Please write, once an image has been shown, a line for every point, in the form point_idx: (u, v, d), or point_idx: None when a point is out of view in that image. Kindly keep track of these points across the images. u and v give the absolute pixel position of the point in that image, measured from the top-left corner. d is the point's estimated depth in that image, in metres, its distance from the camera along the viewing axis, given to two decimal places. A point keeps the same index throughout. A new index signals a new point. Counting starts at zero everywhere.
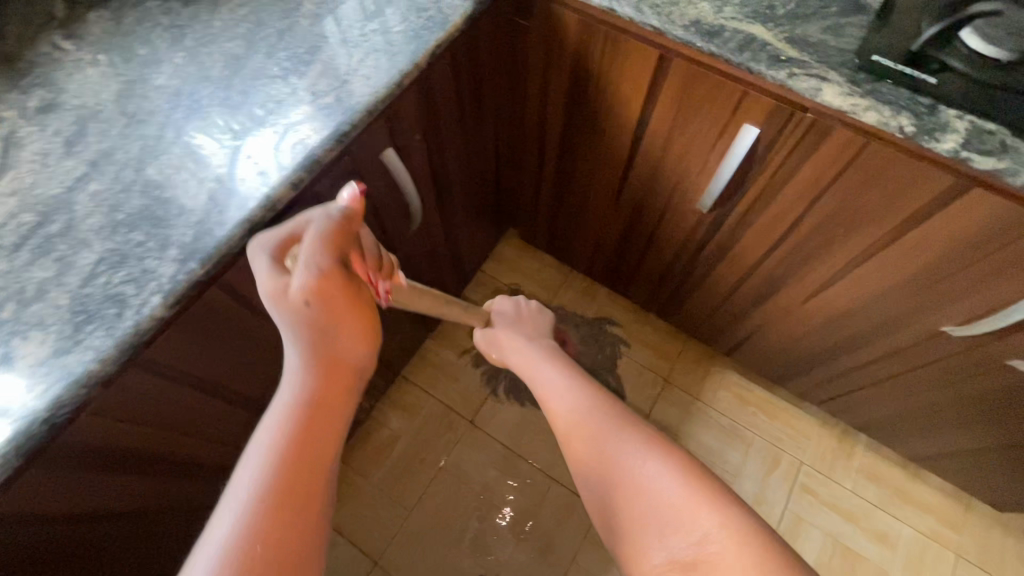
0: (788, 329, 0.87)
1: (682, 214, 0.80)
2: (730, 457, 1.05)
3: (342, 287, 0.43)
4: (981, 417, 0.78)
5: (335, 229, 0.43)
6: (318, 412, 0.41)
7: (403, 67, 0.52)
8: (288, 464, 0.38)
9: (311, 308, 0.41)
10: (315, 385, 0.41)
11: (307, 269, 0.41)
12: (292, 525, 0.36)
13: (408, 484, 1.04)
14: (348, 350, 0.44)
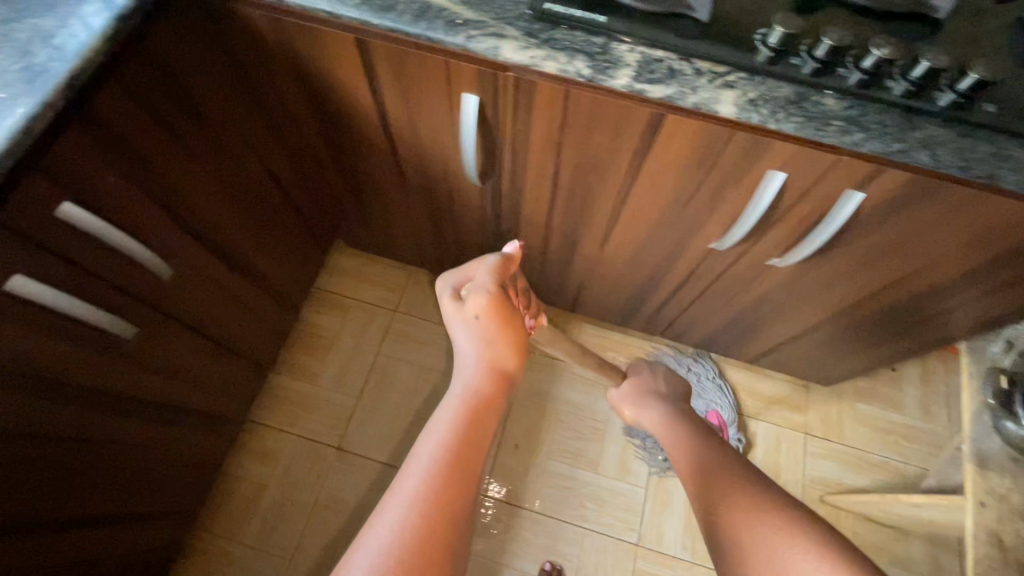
0: (607, 276, 0.89)
1: (466, 191, 0.78)
2: (600, 406, 1.08)
3: (495, 309, 0.62)
4: (776, 313, 0.85)
5: (500, 267, 0.66)
6: (485, 398, 0.56)
7: (28, 109, 0.45)
8: (461, 431, 0.52)
9: (479, 321, 0.61)
10: (494, 371, 0.59)
11: (478, 296, 0.62)
12: (459, 471, 0.48)
13: (284, 533, 0.97)
14: (501, 359, 0.61)
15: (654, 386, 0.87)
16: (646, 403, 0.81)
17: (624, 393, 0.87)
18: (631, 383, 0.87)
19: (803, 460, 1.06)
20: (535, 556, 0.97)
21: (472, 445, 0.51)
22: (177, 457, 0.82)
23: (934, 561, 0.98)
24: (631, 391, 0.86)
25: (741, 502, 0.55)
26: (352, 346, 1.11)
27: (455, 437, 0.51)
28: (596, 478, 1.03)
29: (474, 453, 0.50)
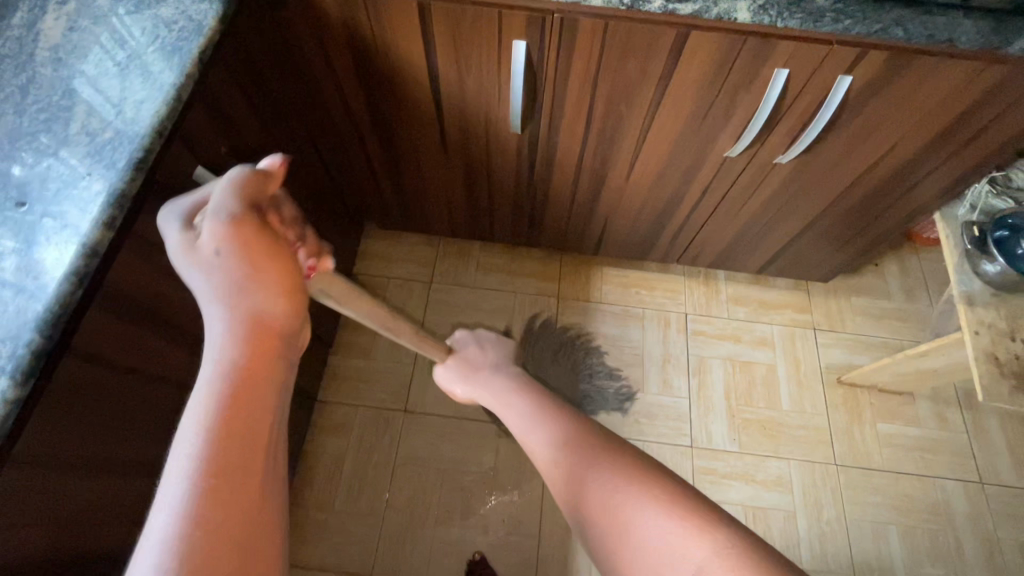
0: (629, 206, 1.00)
1: (504, 143, 0.87)
2: (634, 335, 1.19)
3: (245, 234, 0.38)
4: (782, 216, 0.98)
5: (248, 180, 0.39)
6: (243, 373, 0.37)
7: (176, 81, 0.52)
8: (222, 421, 0.36)
9: (223, 263, 0.38)
10: (260, 329, 0.39)
11: (213, 227, 0.37)
12: (226, 475, 0.35)
13: (371, 495, 1.02)
14: (265, 305, 0.39)
15: (482, 355, 0.79)
16: (481, 375, 0.75)
17: (449, 371, 0.78)
18: (460, 360, 0.78)
19: (817, 351, 1.20)
20: None
21: (243, 432, 0.36)
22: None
23: (940, 414, 1.14)
24: (457, 367, 0.77)
25: (598, 481, 0.55)
26: None
27: (222, 425, 0.35)
28: (642, 396, 1.13)
29: (252, 439, 0.36)
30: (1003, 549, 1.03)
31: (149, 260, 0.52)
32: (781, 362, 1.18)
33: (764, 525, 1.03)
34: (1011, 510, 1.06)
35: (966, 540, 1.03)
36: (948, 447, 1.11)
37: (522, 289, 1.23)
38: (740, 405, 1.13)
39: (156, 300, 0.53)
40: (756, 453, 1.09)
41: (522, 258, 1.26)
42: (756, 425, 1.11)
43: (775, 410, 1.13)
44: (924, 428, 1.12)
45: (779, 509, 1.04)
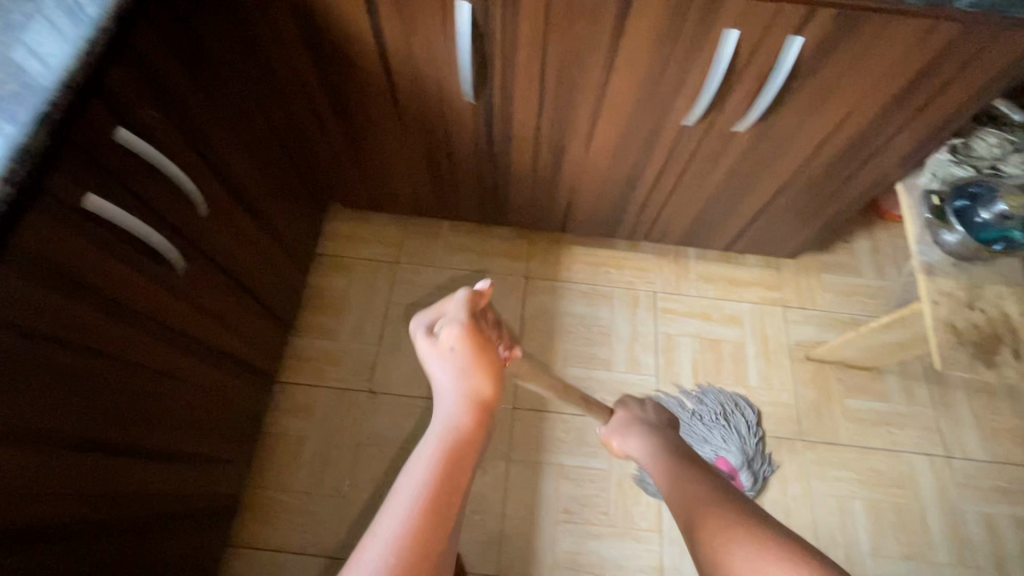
0: (593, 181, 0.99)
1: (460, 114, 0.86)
2: (603, 314, 1.18)
3: (475, 341, 0.55)
4: (744, 188, 0.97)
5: (476, 296, 0.57)
6: (465, 435, 0.52)
7: (89, 34, 0.50)
8: (443, 472, 0.48)
9: (455, 356, 0.55)
10: (472, 407, 0.54)
11: (452, 328, 0.55)
12: (433, 518, 0.45)
13: (334, 475, 1.01)
14: (482, 391, 0.55)
15: (646, 413, 0.76)
16: (637, 432, 0.72)
17: (614, 423, 0.75)
18: (622, 414, 0.75)
19: (786, 328, 1.19)
20: (570, 451, 1.05)
21: (455, 482, 0.48)
22: (223, 405, 0.85)
23: (908, 389, 1.13)
24: (623, 421, 0.74)
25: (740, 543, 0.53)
26: (363, 299, 1.17)
27: (438, 474, 0.48)
28: (610, 375, 1.12)
29: (456, 483, 0.48)
30: (968, 521, 1.03)
31: (67, 223, 0.50)
32: (750, 339, 1.17)
33: None
34: (976, 483, 1.06)
35: (931, 513, 1.03)
36: (915, 421, 1.11)
37: (490, 269, 1.21)
38: (708, 382, 1.13)
39: (75, 263, 0.52)
40: (724, 429, 1.08)
41: (491, 238, 1.24)
42: (724, 402, 1.11)
43: (743, 386, 1.13)
44: (891, 403, 1.12)
45: (746, 485, 1.04)
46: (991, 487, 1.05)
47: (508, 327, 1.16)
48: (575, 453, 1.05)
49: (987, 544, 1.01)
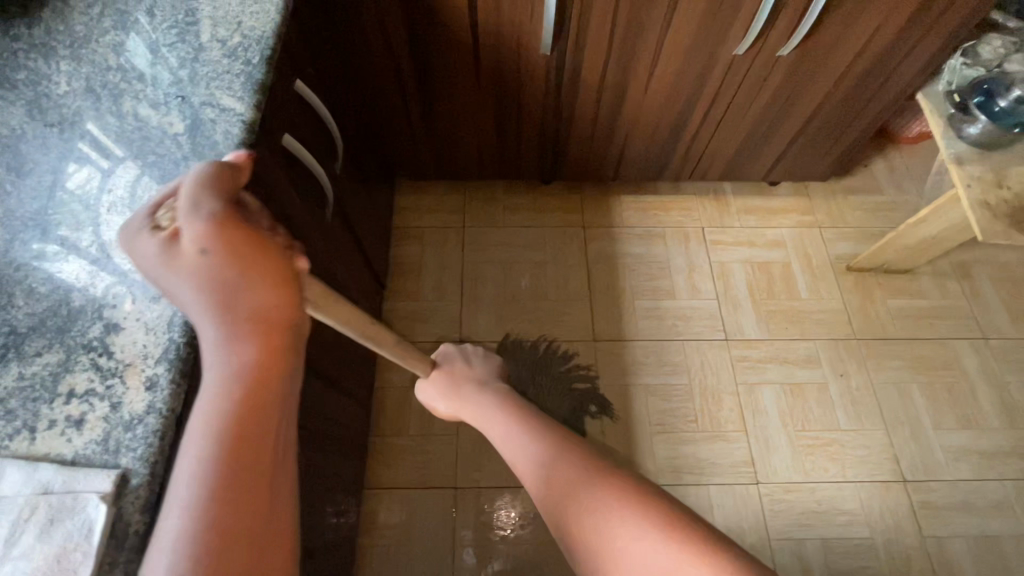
0: (647, 121, 1.10)
1: (533, 68, 0.96)
2: (658, 250, 1.29)
3: (232, 236, 0.35)
4: (783, 114, 1.09)
5: (224, 175, 0.36)
6: (256, 389, 0.36)
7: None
8: (231, 429, 0.35)
9: (209, 266, 0.35)
10: (266, 333, 0.37)
11: (189, 231, 0.35)
12: (240, 489, 0.34)
13: (443, 416, 1.10)
14: (271, 299, 0.37)
15: (470, 367, 0.75)
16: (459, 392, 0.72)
17: (433, 389, 0.75)
18: (442, 376, 0.74)
19: (824, 245, 1.31)
20: (653, 372, 1.15)
21: (249, 449, 0.35)
22: (355, 354, 0.93)
23: (942, 285, 1.25)
24: (445, 379, 0.73)
25: (585, 495, 0.54)
26: (438, 262, 1.26)
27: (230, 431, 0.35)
28: (676, 303, 1.22)
29: (255, 440, 0.35)
30: (1012, 389, 1.15)
31: (278, 158, 0.59)
32: (794, 258, 1.29)
33: (802, 397, 1.13)
34: (1014, 358, 1.18)
35: (980, 387, 1.15)
36: (953, 311, 1.23)
37: (550, 223, 1.31)
38: (764, 299, 1.23)
39: (284, 193, 0.61)
40: (785, 337, 1.19)
41: (546, 196, 1.34)
42: (781, 314, 1.22)
43: (796, 300, 1.24)
44: (929, 298, 1.24)
45: (814, 383, 1.14)
46: None
47: (574, 272, 1.26)
48: (657, 373, 1.15)
49: None
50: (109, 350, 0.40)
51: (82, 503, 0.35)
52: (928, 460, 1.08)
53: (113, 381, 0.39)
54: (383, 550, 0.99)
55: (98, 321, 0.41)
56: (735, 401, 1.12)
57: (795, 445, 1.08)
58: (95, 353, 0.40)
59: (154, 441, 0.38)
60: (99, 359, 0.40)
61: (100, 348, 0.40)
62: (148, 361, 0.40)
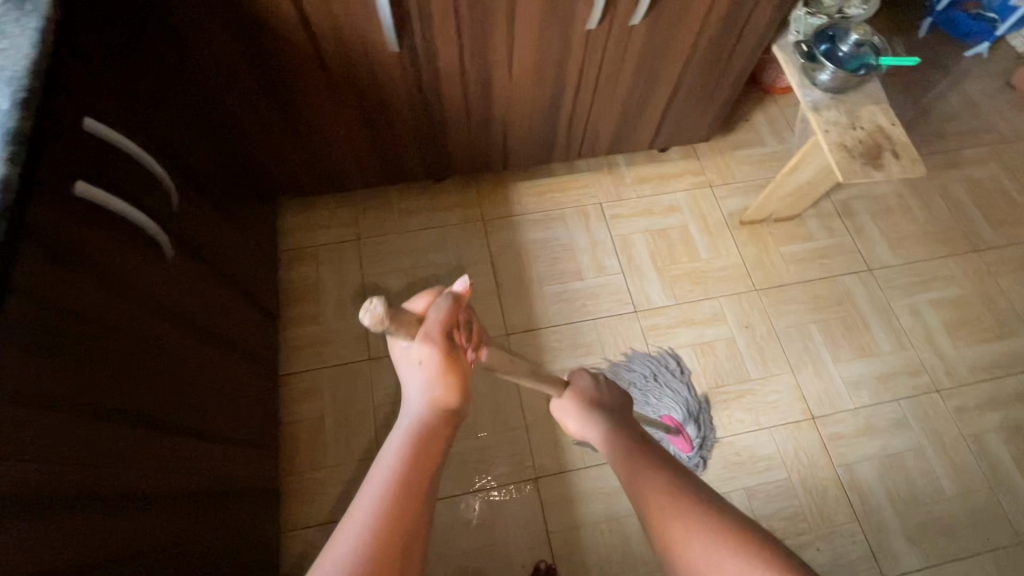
0: (521, 106, 1.08)
1: (388, 68, 0.91)
2: (561, 233, 1.28)
3: (447, 357, 0.50)
4: (651, 82, 1.09)
5: (455, 308, 0.52)
6: (432, 440, 0.49)
7: (37, 25, 0.51)
8: (411, 468, 0.45)
9: (425, 367, 0.50)
10: (438, 419, 0.51)
11: (419, 340, 0.49)
12: (415, 503, 0.43)
13: (362, 440, 1.06)
14: (452, 399, 0.52)
15: (599, 391, 0.72)
16: (590, 413, 0.68)
17: (565, 403, 0.71)
18: (574, 392, 0.70)
19: (718, 203, 1.34)
20: (569, 356, 1.15)
21: (420, 485, 0.44)
22: (244, 395, 0.87)
23: (826, 225, 1.32)
24: (574, 398, 0.70)
25: (698, 534, 0.48)
26: (337, 279, 1.20)
27: (410, 471, 0.45)
28: (583, 283, 1.23)
29: (424, 485, 0.45)
30: (897, 312, 1.23)
31: (69, 211, 0.52)
32: (691, 221, 1.31)
33: (713, 355, 1.16)
34: (896, 283, 1.26)
35: (870, 316, 1.22)
36: (840, 249, 1.29)
37: (449, 222, 1.28)
38: (667, 264, 1.26)
39: (88, 247, 0.54)
40: (691, 299, 1.22)
41: (441, 194, 1.31)
42: (684, 277, 1.24)
43: (696, 260, 1.26)
44: (817, 239, 1.30)
45: (722, 339, 1.18)
46: (907, 282, 1.26)
47: (480, 268, 1.23)
48: (574, 356, 1.15)
49: (916, 326, 1.22)
50: None
51: None
52: (831, 393, 1.13)
53: None
54: None
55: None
56: (651, 370, 1.14)
57: (710, 402, 1.11)
58: None
59: None
60: None
61: None
62: None
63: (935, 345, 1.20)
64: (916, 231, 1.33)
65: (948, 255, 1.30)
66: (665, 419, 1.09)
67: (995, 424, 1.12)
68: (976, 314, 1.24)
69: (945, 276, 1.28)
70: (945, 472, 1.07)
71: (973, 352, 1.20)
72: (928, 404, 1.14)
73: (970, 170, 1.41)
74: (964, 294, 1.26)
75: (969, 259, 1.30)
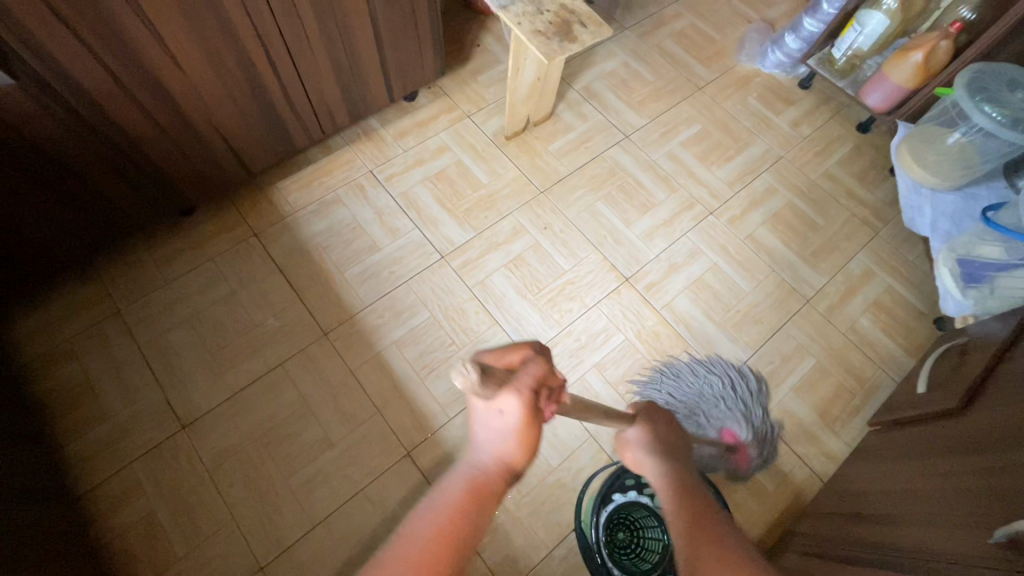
0: (221, 102, 0.98)
1: (9, 100, 0.76)
2: (343, 213, 1.22)
3: (534, 414, 0.42)
4: (349, 37, 1.05)
5: (547, 368, 0.44)
6: (487, 496, 0.42)
7: None
8: (461, 523, 0.40)
9: (506, 418, 0.42)
10: (499, 477, 0.43)
11: (506, 389, 0.42)
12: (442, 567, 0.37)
13: (207, 513, 0.94)
14: (518, 459, 0.44)
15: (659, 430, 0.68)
16: (659, 452, 0.64)
17: (634, 434, 0.67)
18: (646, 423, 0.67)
19: (479, 128, 1.37)
20: (397, 326, 1.11)
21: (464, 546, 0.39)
22: None
23: (579, 112, 1.41)
24: (639, 433, 0.67)
25: None
26: (110, 364, 1.04)
27: (457, 521, 0.40)
28: (383, 252, 1.19)
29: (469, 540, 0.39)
30: (659, 163, 1.36)
31: None
32: (462, 153, 1.33)
33: (526, 265, 1.20)
34: (651, 140, 1.40)
35: (641, 175, 1.34)
36: (597, 129, 1.40)
37: (217, 251, 1.16)
38: (456, 203, 1.26)
39: None
40: (488, 224, 1.24)
41: (195, 227, 1.18)
42: (475, 207, 1.26)
43: (480, 188, 1.28)
44: (575, 127, 1.39)
45: (529, 248, 1.22)
46: (658, 135, 1.41)
47: (270, 282, 1.14)
48: (401, 324, 1.11)
49: (678, 168, 1.36)
50: None
51: None
52: (634, 252, 1.24)
53: None
54: None
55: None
56: (476, 303, 1.15)
57: (540, 306, 1.16)
58: None
59: None
60: None
61: None
62: None
63: (697, 177, 1.36)
64: (650, 91, 1.47)
65: (682, 101, 1.47)
66: (725, 435, 1.01)
67: (761, 220, 1.31)
68: (718, 140, 1.42)
69: (686, 119, 1.44)
70: (739, 275, 1.24)
71: (727, 170, 1.38)
72: (709, 226, 1.29)
73: (674, 24, 1.59)
74: (704, 127, 1.43)
75: (697, 97, 1.48)
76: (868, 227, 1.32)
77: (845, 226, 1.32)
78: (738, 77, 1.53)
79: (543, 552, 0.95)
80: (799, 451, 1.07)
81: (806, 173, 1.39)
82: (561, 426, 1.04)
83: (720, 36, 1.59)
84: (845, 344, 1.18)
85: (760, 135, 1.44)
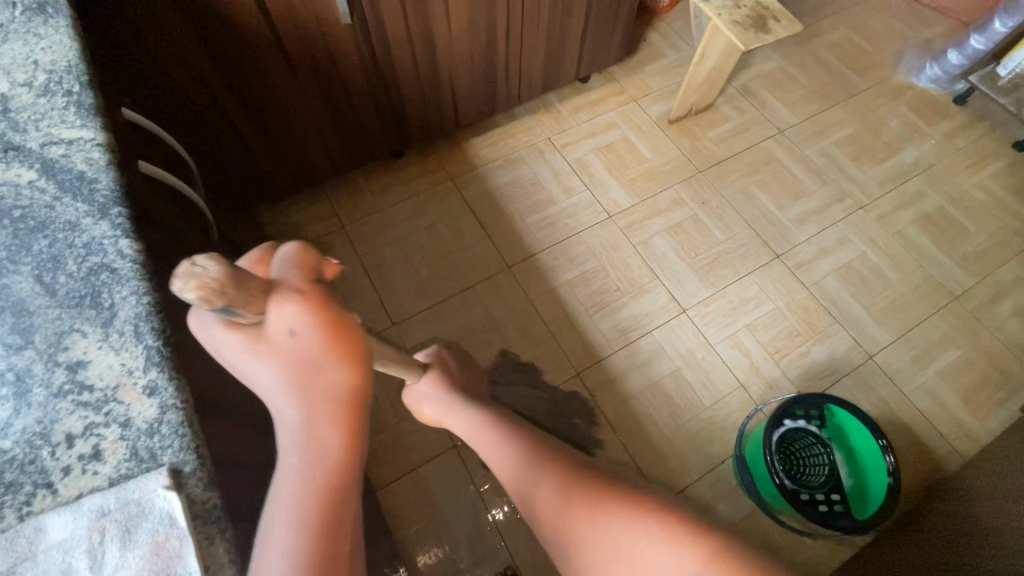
0: (462, 63, 1.18)
1: (341, 44, 0.98)
2: (524, 170, 1.40)
3: (330, 322, 0.36)
4: (567, 19, 1.23)
5: (309, 253, 0.38)
6: (338, 457, 0.38)
7: (73, 41, 0.56)
8: (317, 508, 0.37)
9: (301, 338, 0.36)
10: (329, 410, 0.38)
11: (280, 305, 0.36)
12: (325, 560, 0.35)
13: None
14: (343, 379, 0.38)
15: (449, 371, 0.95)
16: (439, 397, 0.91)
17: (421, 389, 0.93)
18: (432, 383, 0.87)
19: (646, 111, 1.51)
20: (571, 269, 1.27)
21: (339, 523, 0.37)
22: None
23: (736, 106, 1.53)
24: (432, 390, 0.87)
25: (617, 522, 0.52)
26: (337, 266, 1.25)
27: (314, 494, 0.37)
28: (559, 206, 1.35)
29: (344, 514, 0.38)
30: (812, 159, 1.46)
31: (147, 186, 0.56)
32: (630, 132, 1.48)
33: (685, 232, 1.33)
34: (804, 137, 1.50)
35: (794, 167, 1.44)
36: (753, 122, 1.51)
37: (420, 189, 1.36)
38: (622, 172, 1.41)
39: (173, 224, 0.58)
40: (651, 193, 1.38)
41: (405, 167, 1.39)
42: (640, 178, 1.40)
43: (644, 162, 1.43)
44: (733, 119, 1.51)
45: (687, 219, 1.35)
46: (811, 133, 1.50)
47: (464, 219, 1.32)
48: (575, 267, 1.27)
49: (830, 164, 1.45)
50: (87, 385, 0.39)
51: (149, 502, 0.35)
52: (786, 233, 1.34)
53: (109, 404, 0.38)
54: (418, 530, 1.01)
55: (26, 409, 0.38)
56: (639, 259, 1.29)
57: (697, 270, 1.28)
58: (74, 384, 0.39)
59: (184, 431, 0.38)
60: (88, 388, 0.39)
61: (75, 371, 0.39)
62: (136, 374, 0.40)
63: (848, 173, 1.44)
64: (804, 94, 1.57)
65: (835, 105, 1.56)
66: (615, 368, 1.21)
67: (910, 220, 1.37)
68: (867, 142, 1.50)
69: (838, 121, 1.53)
70: (888, 266, 1.31)
71: (878, 172, 1.45)
72: (858, 219, 1.37)
73: (830, 35, 1.69)
74: (856, 131, 1.51)
75: (849, 103, 1.57)
76: (1021, 238, 1.35)
77: (996, 235, 1.36)
78: (893, 88, 1.60)
79: (695, 474, 1.07)
80: (942, 431, 1.12)
81: (958, 182, 1.44)
82: (714, 372, 1.17)
83: (876, 50, 1.66)
84: (992, 342, 1.22)
85: (912, 143, 1.50)
